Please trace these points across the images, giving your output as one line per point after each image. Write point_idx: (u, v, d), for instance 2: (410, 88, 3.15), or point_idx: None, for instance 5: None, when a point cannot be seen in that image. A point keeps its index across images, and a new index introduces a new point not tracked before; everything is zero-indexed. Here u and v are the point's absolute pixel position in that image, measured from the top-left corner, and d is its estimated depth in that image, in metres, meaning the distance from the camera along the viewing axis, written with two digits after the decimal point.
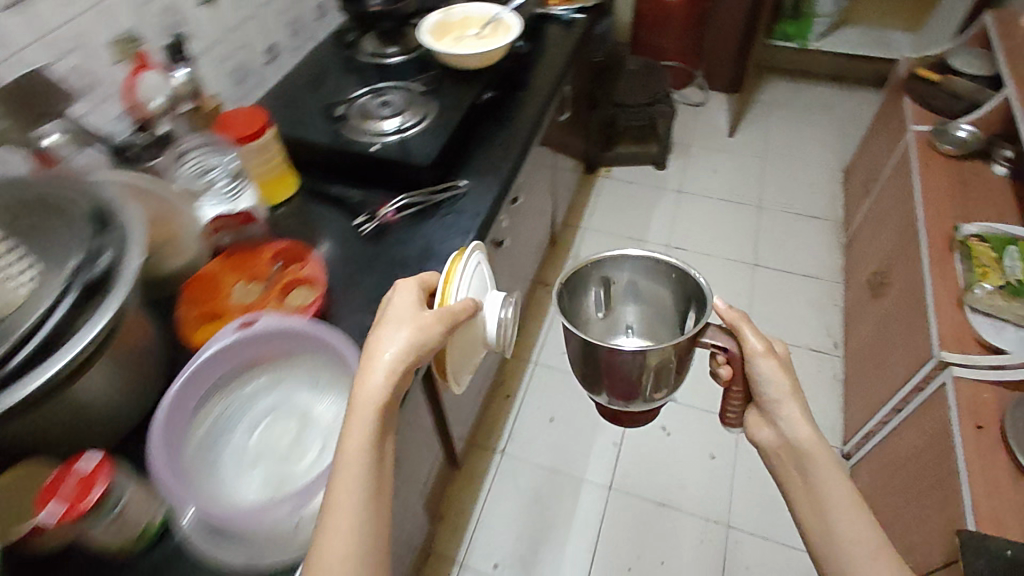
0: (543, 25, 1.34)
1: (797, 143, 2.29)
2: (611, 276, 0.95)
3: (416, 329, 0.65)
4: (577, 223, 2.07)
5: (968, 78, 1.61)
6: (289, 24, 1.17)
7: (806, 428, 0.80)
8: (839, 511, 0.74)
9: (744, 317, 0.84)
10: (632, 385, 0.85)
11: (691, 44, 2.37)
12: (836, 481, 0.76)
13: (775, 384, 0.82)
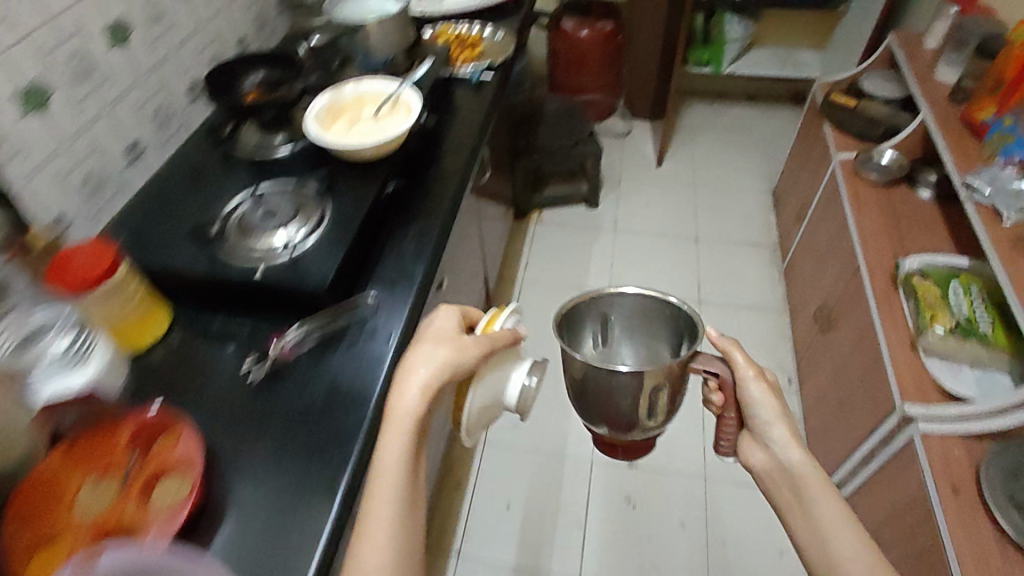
0: (450, 89, 1.23)
1: (725, 167, 2.28)
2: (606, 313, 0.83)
3: (453, 349, 0.69)
4: (514, 274, 1.96)
5: (882, 102, 1.62)
6: (152, 116, 1.01)
7: (798, 453, 0.78)
8: (840, 539, 0.73)
9: (737, 345, 0.80)
10: (633, 414, 0.75)
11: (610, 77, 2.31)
12: (828, 507, 0.75)
13: (767, 411, 0.79)
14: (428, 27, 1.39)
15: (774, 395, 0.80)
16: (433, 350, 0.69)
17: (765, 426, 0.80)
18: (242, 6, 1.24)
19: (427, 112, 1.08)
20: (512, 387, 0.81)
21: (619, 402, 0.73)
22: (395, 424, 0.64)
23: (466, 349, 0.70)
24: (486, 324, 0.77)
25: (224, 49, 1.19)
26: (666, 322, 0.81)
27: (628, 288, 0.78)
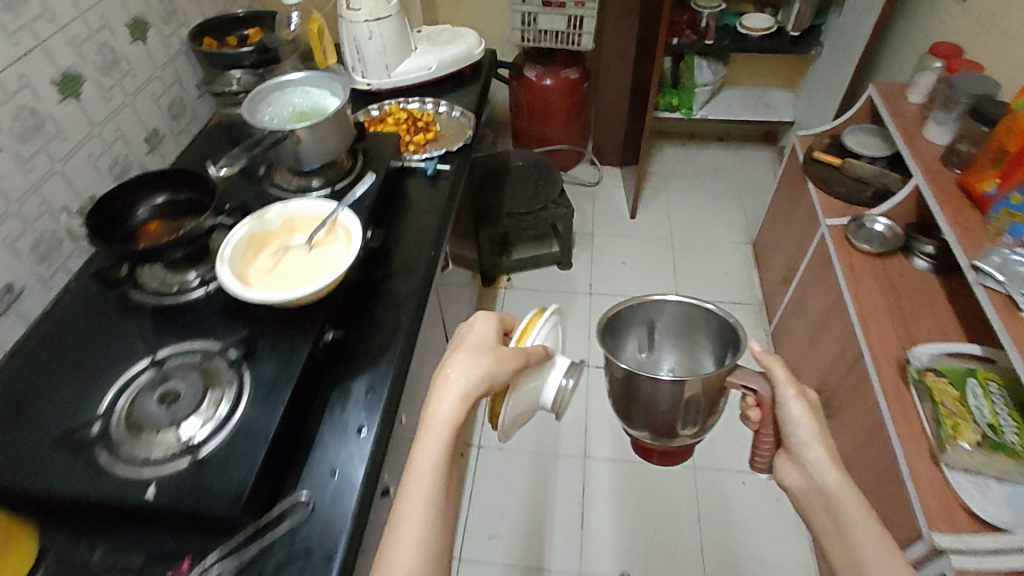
0: (401, 185, 1.07)
1: (701, 217, 2.18)
2: (650, 318, 0.90)
3: (492, 359, 0.77)
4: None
5: (867, 160, 1.52)
6: (26, 253, 0.83)
7: (834, 473, 0.79)
8: (871, 552, 0.73)
9: (777, 361, 0.83)
10: (669, 420, 0.80)
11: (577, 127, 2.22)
12: (864, 521, 0.74)
13: (804, 427, 0.81)
14: (375, 105, 1.23)
15: (811, 412, 0.82)
16: (473, 359, 0.76)
17: (801, 446, 0.82)
18: (152, 97, 1.07)
19: (372, 227, 0.92)
20: (546, 386, 0.89)
21: (656, 407, 0.78)
22: (437, 427, 0.72)
23: (504, 362, 0.77)
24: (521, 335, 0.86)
25: (131, 150, 1.02)
26: (707, 329, 0.88)
27: (670, 295, 0.86)
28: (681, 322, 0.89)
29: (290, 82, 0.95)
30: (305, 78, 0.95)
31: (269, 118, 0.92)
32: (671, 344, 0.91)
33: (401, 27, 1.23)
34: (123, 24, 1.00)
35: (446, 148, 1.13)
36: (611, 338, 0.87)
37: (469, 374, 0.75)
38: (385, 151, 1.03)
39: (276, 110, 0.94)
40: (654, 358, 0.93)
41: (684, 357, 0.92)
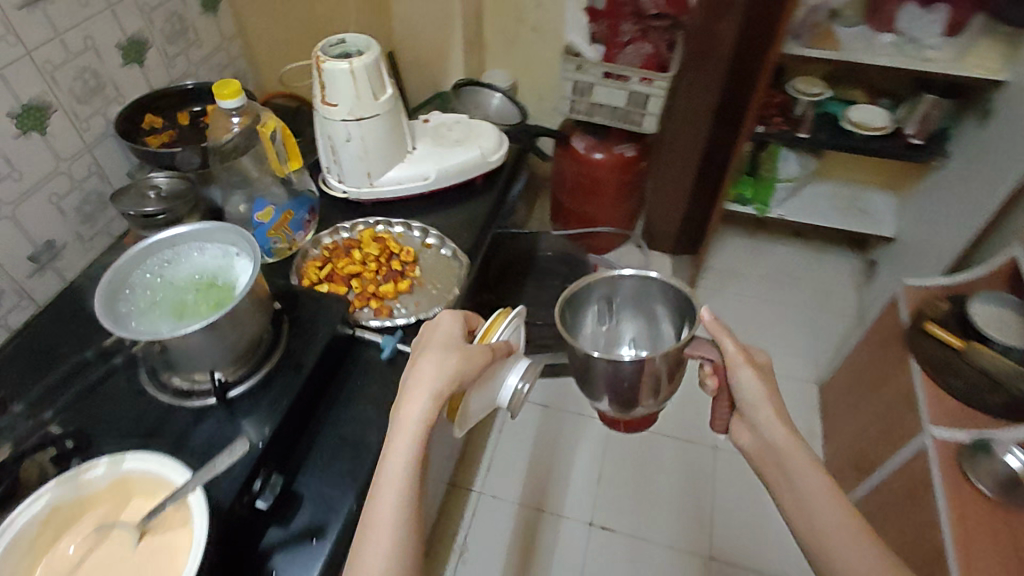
0: (347, 366, 0.80)
1: (762, 337, 1.79)
2: (610, 294, 1.02)
3: (461, 356, 0.68)
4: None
5: (1005, 350, 1.08)
6: None
7: (782, 430, 0.76)
8: (825, 505, 0.70)
9: (728, 333, 0.79)
10: (634, 393, 0.86)
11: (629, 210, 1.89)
12: (812, 474, 0.73)
13: (755, 395, 0.78)
14: (351, 221, 0.97)
15: (762, 375, 0.79)
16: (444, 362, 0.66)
17: (752, 409, 0.80)
18: (53, 202, 0.84)
19: (263, 468, 0.64)
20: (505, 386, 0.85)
21: (619, 380, 0.85)
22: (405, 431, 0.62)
23: (474, 358, 0.68)
24: (483, 332, 0.78)
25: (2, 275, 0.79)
26: (660, 298, 0.99)
27: (623, 272, 0.96)
28: (638, 296, 1.00)
29: (171, 240, 0.66)
30: (194, 235, 0.66)
31: (140, 303, 0.62)
32: (629, 316, 1.04)
33: (393, 128, 0.94)
34: (9, 114, 0.75)
35: (416, 312, 0.85)
36: (571, 314, 0.99)
37: (437, 373, 0.65)
38: (320, 328, 0.76)
39: (152, 287, 0.64)
40: (616, 330, 1.06)
41: (642, 329, 1.05)
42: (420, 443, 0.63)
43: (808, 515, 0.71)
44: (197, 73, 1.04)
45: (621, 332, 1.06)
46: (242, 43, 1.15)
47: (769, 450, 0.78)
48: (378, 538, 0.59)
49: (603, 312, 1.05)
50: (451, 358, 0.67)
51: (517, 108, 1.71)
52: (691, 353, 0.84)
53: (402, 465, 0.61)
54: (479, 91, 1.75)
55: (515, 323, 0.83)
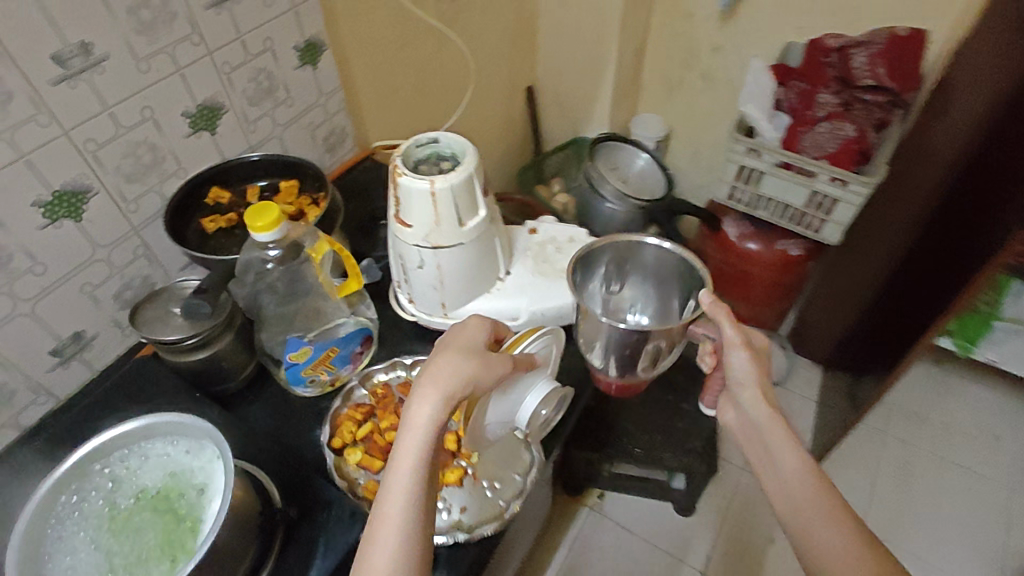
0: None
1: (928, 512, 1.37)
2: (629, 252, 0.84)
3: (482, 359, 0.58)
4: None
5: None
6: None
7: (765, 407, 0.70)
8: (799, 482, 0.62)
9: (728, 315, 0.71)
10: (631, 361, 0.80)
11: (779, 310, 1.55)
12: (788, 452, 0.65)
13: (744, 378, 0.72)
14: (413, 356, 0.78)
15: (756, 358, 0.73)
16: (460, 362, 0.57)
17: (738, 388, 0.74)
18: (84, 292, 0.72)
19: None
20: (517, 402, 0.67)
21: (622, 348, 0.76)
22: (415, 432, 0.54)
23: (496, 360, 0.59)
24: (512, 343, 0.66)
25: (17, 374, 0.69)
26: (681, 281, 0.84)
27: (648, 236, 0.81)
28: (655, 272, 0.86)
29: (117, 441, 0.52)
30: (147, 430, 0.52)
31: (82, 546, 0.48)
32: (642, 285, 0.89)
33: (480, 255, 0.72)
34: (34, 204, 0.64)
35: (459, 518, 0.65)
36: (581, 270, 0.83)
37: (455, 372, 0.56)
38: (318, 560, 0.58)
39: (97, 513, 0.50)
40: (625, 296, 0.90)
41: (660, 303, 0.88)
42: (432, 447, 0.54)
43: (783, 492, 0.63)
44: (283, 135, 0.89)
45: (634, 299, 0.90)
46: (346, 95, 0.98)
47: (753, 430, 0.71)
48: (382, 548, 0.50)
49: (622, 279, 0.88)
50: (471, 355, 0.58)
51: (663, 177, 1.42)
52: (693, 330, 0.78)
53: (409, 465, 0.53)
54: (621, 148, 1.44)
55: (544, 342, 0.69)
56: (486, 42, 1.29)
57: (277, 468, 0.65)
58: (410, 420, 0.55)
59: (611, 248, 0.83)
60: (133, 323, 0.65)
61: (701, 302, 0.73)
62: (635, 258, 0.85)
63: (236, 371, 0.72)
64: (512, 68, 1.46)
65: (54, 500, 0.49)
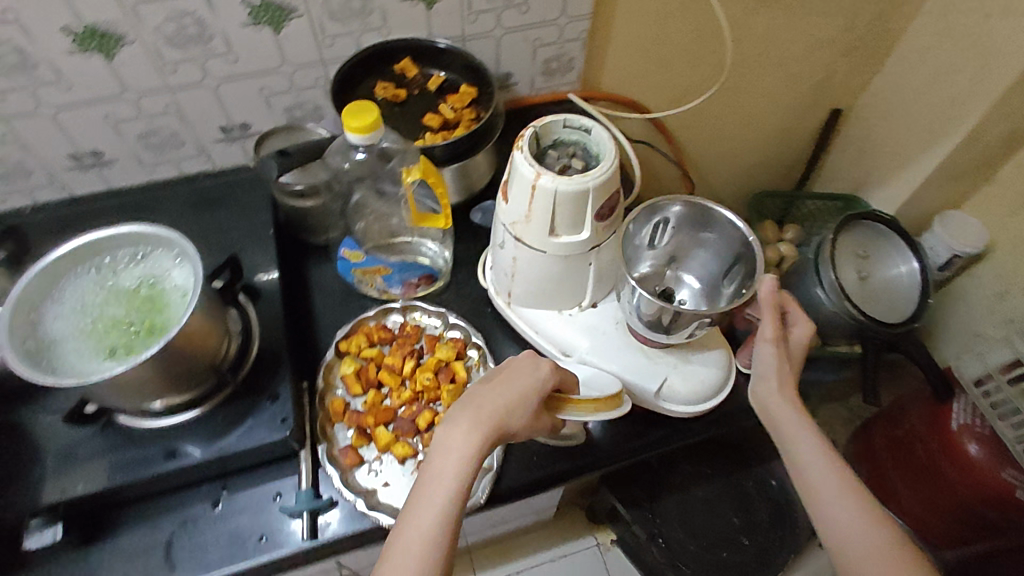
0: (281, 471, 0.63)
1: None
2: (681, 211, 0.63)
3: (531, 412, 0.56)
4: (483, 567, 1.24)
5: None
6: None
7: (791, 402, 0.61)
8: (832, 494, 0.57)
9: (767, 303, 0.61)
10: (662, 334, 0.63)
11: (972, 538, 1.11)
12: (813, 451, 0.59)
13: (767, 371, 0.62)
14: (458, 316, 0.74)
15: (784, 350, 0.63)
16: (507, 404, 0.54)
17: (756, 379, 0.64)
18: (262, 94, 0.76)
19: (51, 513, 0.55)
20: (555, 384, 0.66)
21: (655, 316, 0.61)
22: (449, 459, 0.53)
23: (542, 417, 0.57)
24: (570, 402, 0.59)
25: (186, 131, 0.76)
26: (735, 264, 0.63)
27: (707, 200, 0.61)
28: (707, 248, 0.65)
29: (125, 237, 0.57)
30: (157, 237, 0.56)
31: (71, 308, 0.54)
32: (689, 261, 0.66)
33: (563, 274, 0.63)
34: (244, 2, 0.66)
35: (377, 488, 0.63)
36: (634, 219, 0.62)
37: (510, 411, 0.54)
38: (240, 430, 0.59)
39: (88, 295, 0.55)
40: (666, 273, 0.67)
41: (714, 276, 0.65)
42: (466, 480, 0.52)
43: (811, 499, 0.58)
44: (502, 38, 0.82)
45: (681, 257, 0.67)
46: (592, 25, 0.85)
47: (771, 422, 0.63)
48: (404, 549, 0.49)
49: (676, 228, 0.64)
50: (520, 399, 0.55)
51: (917, 302, 1.08)
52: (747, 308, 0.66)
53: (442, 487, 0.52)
54: (884, 237, 1.13)
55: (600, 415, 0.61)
56: (802, 36, 1.03)
57: (273, 329, 0.64)
58: (441, 442, 0.54)
59: (667, 201, 0.63)
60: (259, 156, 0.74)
61: (754, 284, 0.58)
62: (705, 212, 0.62)
63: (320, 230, 0.74)
64: (825, 78, 1.15)
65: (59, 271, 0.55)
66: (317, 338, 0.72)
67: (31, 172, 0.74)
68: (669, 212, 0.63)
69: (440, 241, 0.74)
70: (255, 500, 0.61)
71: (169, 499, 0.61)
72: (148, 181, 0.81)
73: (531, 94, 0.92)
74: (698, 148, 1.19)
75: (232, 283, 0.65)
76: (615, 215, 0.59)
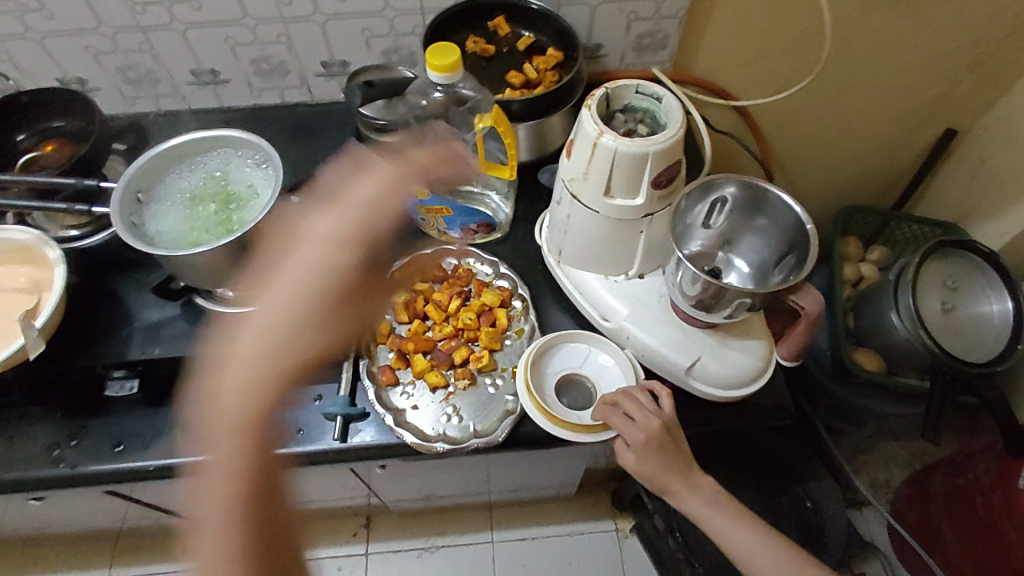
0: (323, 377, 0.69)
1: None
2: (741, 195, 0.64)
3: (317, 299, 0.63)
4: (501, 527, 1.21)
5: None
6: (118, 67, 0.81)
7: (664, 467, 0.62)
8: (723, 521, 0.63)
9: (615, 413, 0.62)
10: (703, 311, 0.63)
11: None
12: (697, 489, 0.63)
13: (630, 452, 0.62)
14: (509, 267, 0.76)
15: (649, 430, 0.61)
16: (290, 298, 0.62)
17: (621, 451, 0.63)
18: (363, 35, 0.81)
19: (132, 367, 0.65)
20: (608, 379, 0.69)
21: (697, 288, 0.61)
22: (233, 406, 0.60)
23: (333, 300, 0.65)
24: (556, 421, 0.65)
25: (292, 62, 0.83)
26: (788, 255, 0.63)
27: (769, 186, 0.61)
28: (763, 237, 0.65)
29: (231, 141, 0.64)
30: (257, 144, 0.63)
31: (175, 194, 0.62)
32: (743, 248, 0.67)
33: (612, 238, 0.64)
34: None
35: (407, 409, 0.68)
36: (694, 196, 0.63)
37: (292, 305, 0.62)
38: (295, 330, 0.65)
39: (191, 184, 0.63)
40: (718, 257, 0.68)
41: (765, 264, 0.65)
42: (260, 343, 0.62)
43: (712, 529, 0.63)
44: (598, 7, 0.82)
45: (734, 241, 0.67)
46: (691, 3, 0.84)
47: (653, 482, 0.63)
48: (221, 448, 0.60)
49: (733, 211, 0.65)
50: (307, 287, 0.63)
51: (1006, 344, 0.98)
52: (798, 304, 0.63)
53: (234, 404, 0.61)
54: (978, 270, 1.04)
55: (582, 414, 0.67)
56: (919, 41, 0.96)
57: None
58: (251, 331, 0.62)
59: (732, 182, 0.63)
60: (356, 81, 0.82)
61: (803, 271, 0.58)
62: (763, 197, 0.63)
63: None
64: (942, 92, 1.07)
65: (174, 160, 0.63)
66: None
67: (158, 78, 0.83)
68: (729, 196, 0.64)
69: (505, 195, 0.78)
70: (299, 397, 0.67)
71: None
72: (255, 104, 0.88)
73: (619, 69, 0.92)
74: (787, 149, 1.14)
75: (310, 201, 0.71)
76: (672, 186, 0.60)
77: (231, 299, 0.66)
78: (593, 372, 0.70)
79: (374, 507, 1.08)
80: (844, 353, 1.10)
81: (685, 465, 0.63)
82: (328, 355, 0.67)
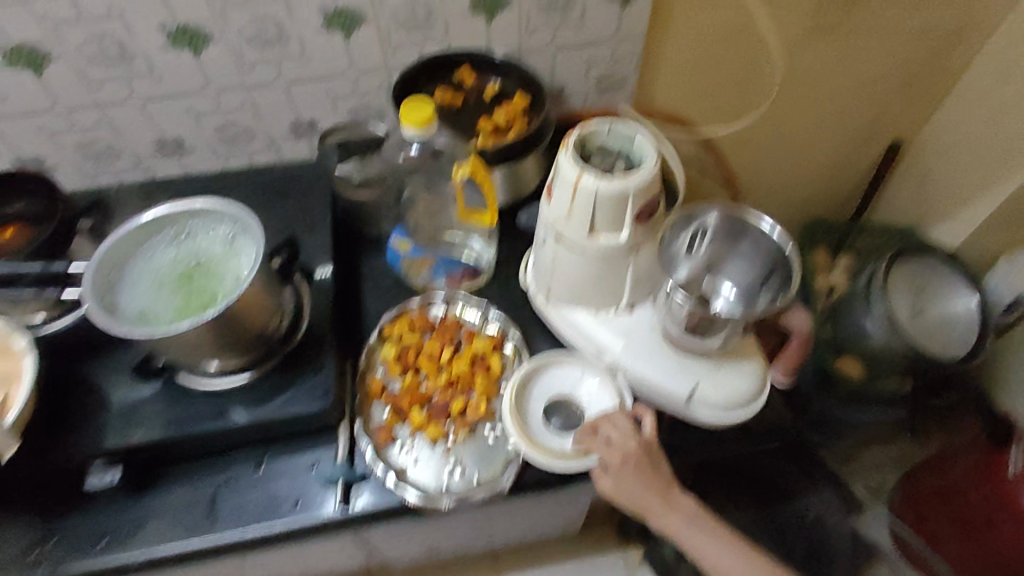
0: (318, 443, 0.66)
1: None
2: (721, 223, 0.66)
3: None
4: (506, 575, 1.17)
5: None
6: (76, 143, 0.79)
7: (642, 487, 0.61)
8: (706, 541, 0.61)
9: (594, 438, 0.63)
10: (696, 337, 0.63)
11: None
12: (677, 507, 0.62)
13: (611, 477, 0.62)
14: (498, 311, 0.76)
15: (625, 450, 0.61)
16: None
17: (601, 477, 0.63)
18: (329, 94, 0.81)
19: (114, 455, 0.60)
20: (598, 405, 0.69)
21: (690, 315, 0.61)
22: None
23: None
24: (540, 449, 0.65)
25: (258, 126, 0.83)
26: (771, 276, 0.64)
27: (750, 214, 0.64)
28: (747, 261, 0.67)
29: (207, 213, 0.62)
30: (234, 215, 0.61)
31: (149, 269, 0.60)
32: None
33: (601, 274, 0.64)
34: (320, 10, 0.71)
35: (406, 467, 0.65)
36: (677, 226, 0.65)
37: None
38: (284, 398, 0.63)
39: (166, 259, 0.61)
40: None
41: None
42: None
43: (696, 551, 0.61)
44: (558, 52, 0.85)
45: None
46: (646, 43, 0.87)
47: (634, 506, 0.62)
48: None
49: (715, 238, 0.67)
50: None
51: (976, 340, 1.02)
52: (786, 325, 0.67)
53: None
54: (934, 269, 1.08)
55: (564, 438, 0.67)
56: (856, 64, 1.02)
57: (321, 308, 0.68)
58: None
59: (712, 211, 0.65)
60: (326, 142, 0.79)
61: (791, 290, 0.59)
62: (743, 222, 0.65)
63: (375, 222, 0.79)
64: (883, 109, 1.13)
65: (147, 233, 0.62)
66: (363, 323, 0.76)
67: (119, 151, 0.81)
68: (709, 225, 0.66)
69: (487, 240, 0.78)
70: (295, 467, 0.65)
71: (214, 456, 0.65)
72: (221, 169, 0.87)
73: (583, 108, 0.95)
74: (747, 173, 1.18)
75: (290, 264, 0.70)
76: (654, 220, 0.61)
77: (216, 372, 0.63)
78: (584, 398, 0.69)
79: (372, 568, 1.03)
80: (825, 364, 1.12)
81: (664, 486, 0.62)
82: (321, 420, 0.64)
